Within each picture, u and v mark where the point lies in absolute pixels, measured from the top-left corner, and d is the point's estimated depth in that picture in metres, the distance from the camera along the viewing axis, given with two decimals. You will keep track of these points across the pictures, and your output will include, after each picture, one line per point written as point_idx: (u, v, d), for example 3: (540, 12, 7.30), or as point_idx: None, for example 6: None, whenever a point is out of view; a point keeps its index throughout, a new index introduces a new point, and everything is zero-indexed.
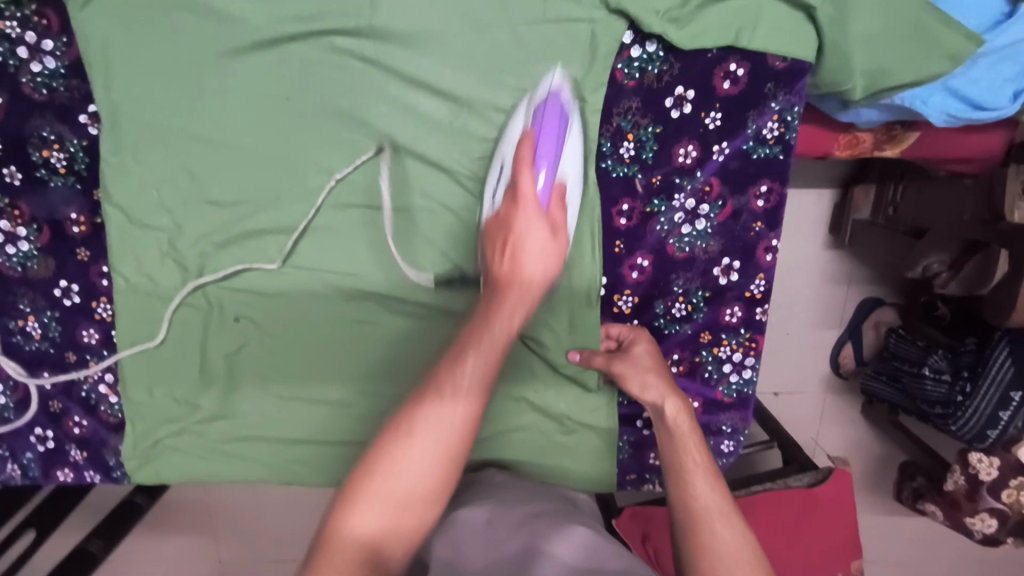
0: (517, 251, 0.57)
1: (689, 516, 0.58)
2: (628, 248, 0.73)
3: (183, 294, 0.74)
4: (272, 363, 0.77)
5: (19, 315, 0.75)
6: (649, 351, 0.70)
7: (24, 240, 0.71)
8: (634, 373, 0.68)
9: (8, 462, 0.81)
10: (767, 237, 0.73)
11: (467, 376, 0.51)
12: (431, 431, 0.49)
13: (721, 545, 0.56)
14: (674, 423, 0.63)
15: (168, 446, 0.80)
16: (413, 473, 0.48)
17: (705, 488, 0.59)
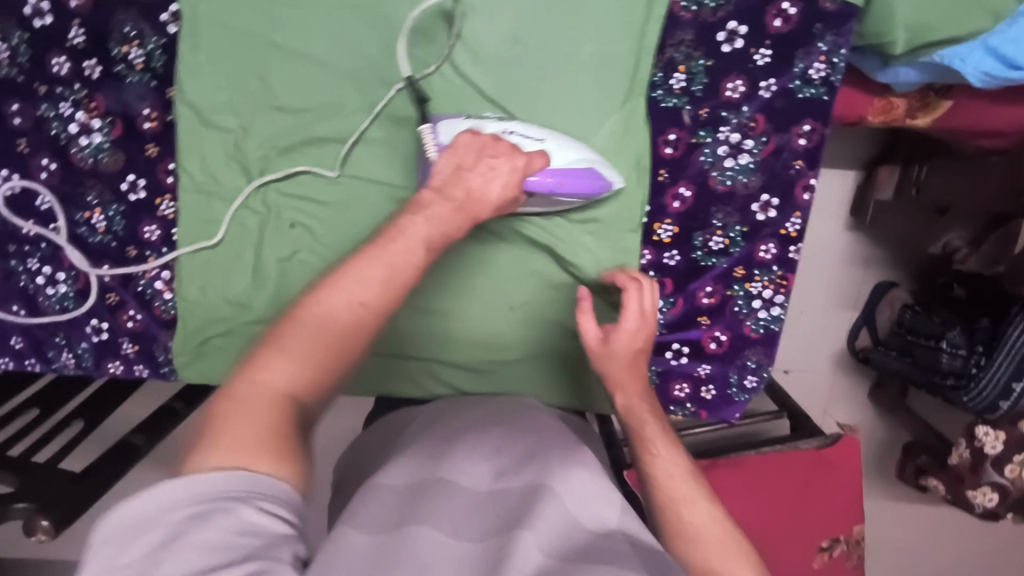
0: (467, 185, 0.59)
1: (659, 497, 0.64)
2: (673, 177, 0.76)
3: (244, 196, 0.77)
4: (322, 272, 0.80)
5: (86, 207, 0.78)
6: (625, 335, 0.69)
7: (98, 132, 0.75)
8: (615, 342, 0.70)
9: (64, 350, 0.85)
10: (806, 176, 0.76)
11: (356, 280, 0.50)
12: (296, 355, 0.47)
13: (692, 519, 0.61)
14: (634, 417, 0.68)
15: (216, 344, 0.84)
16: (246, 425, 0.44)
17: (671, 476, 0.64)
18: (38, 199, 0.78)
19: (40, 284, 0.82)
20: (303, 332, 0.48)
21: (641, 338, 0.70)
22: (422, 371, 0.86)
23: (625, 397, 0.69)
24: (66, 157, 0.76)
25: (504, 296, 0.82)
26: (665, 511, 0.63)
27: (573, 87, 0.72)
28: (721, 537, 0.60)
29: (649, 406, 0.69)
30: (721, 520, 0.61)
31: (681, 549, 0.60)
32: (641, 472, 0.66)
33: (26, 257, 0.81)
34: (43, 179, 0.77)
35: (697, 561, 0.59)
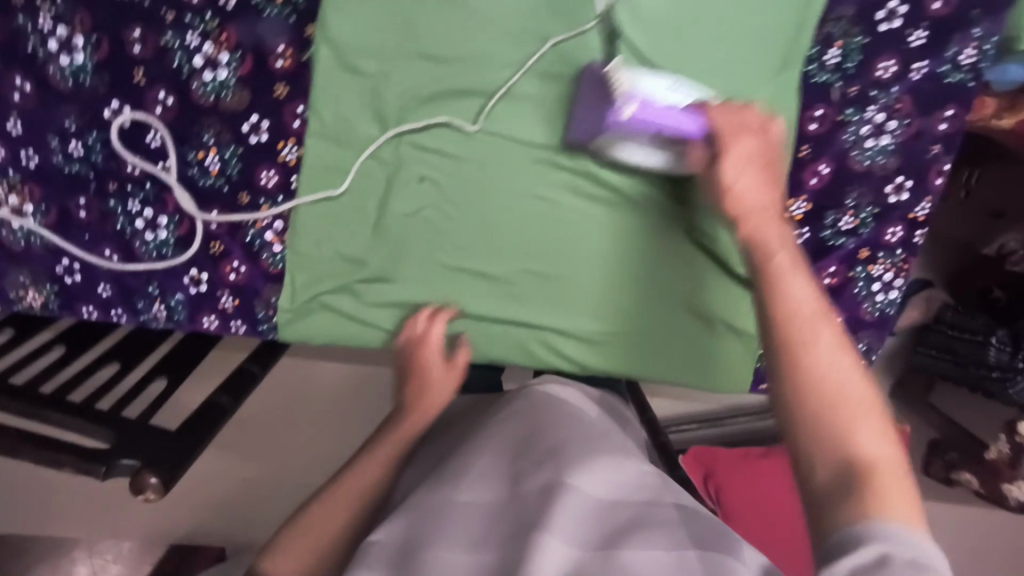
0: (738, 174, 0.60)
1: (800, 358, 0.49)
2: (814, 154, 0.76)
3: (377, 145, 0.74)
4: (445, 231, 0.77)
5: (201, 147, 0.73)
6: (755, 162, 0.61)
7: (226, 66, 0.70)
8: (745, 192, 0.59)
9: (155, 302, 0.80)
10: (942, 161, 0.76)
11: (440, 397, 0.76)
12: (380, 460, 0.71)
13: (828, 367, 0.49)
14: (775, 256, 0.54)
15: (326, 302, 0.80)
16: (329, 514, 0.68)
17: (817, 321, 0.50)
18: (149, 135, 0.72)
19: (138, 229, 0.76)
20: (380, 448, 0.72)
21: (756, 176, 0.60)
22: (533, 340, 0.83)
23: (748, 232, 0.56)
24: (186, 92, 0.71)
25: (626, 266, 0.81)
26: (791, 354, 0.50)
27: (731, 55, 0.71)
28: (860, 390, 0.48)
29: (790, 251, 0.54)
30: (859, 373, 0.49)
31: (805, 397, 0.48)
32: (764, 310, 0.52)
33: (126, 197, 0.75)
34: (157, 114, 0.72)
35: (823, 415, 0.48)
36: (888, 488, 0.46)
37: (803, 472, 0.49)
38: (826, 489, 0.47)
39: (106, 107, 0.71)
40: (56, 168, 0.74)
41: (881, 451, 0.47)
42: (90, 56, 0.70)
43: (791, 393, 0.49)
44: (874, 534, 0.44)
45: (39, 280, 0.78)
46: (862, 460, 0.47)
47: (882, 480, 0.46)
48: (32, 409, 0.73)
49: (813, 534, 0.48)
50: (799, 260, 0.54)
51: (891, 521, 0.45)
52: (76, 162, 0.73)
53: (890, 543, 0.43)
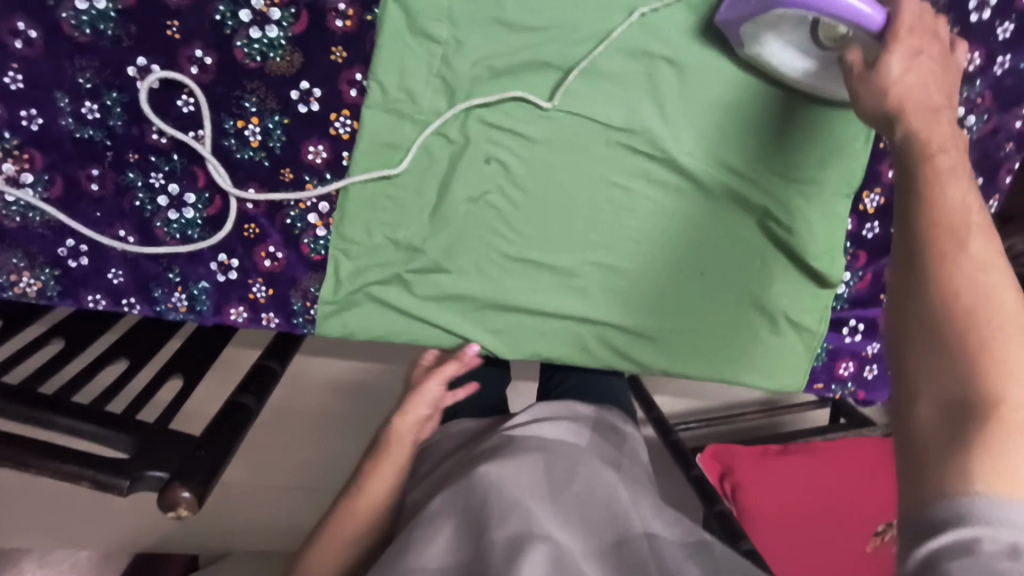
0: (920, 77, 0.53)
1: (946, 270, 0.45)
2: None
3: (443, 121, 0.67)
4: (510, 218, 0.71)
5: (241, 115, 0.65)
6: (931, 80, 0.54)
7: (276, 24, 0.62)
8: (916, 91, 0.53)
9: (175, 290, 0.70)
10: (1012, 159, 0.76)
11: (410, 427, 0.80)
12: (382, 475, 0.78)
13: (974, 283, 0.44)
14: (938, 158, 0.50)
15: (372, 294, 0.73)
16: (342, 536, 0.76)
17: (979, 246, 0.46)
18: (180, 98, 0.64)
19: (160, 206, 0.67)
20: (378, 478, 0.77)
21: (934, 85, 0.53)
22: (592, 335, 0.77)
23: (910, 129, 0.51)
24: (227, 50, 0.62)
25: (694, 259, 0.75)
26: (935, 256, 0.46)
27: None
28: (1010, 322, 0.43)
29: (960, 173, 0.49)
30: (1013, 309, 0.44)
31: (938, 303, 0.44)
32: (914, 205, 0.48)
33: (148, 170, 0.66)
34: (193, 74, 0.63)
35: (961, 330, 0.43)
36: (1022, 439, 0.40)
37: (906, 400, 0.44)
38: (933, 425, 0.42)
39: (131, 64, 0.62)
40: (64, 132, 0.63)
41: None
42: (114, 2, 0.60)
43: (922, 299, 0.45)
44: (975, 499, 0.39)
45: (36, 262, 0.67)
46: (997, 396, 0.41)
47: (1020, 428, 0.40)
48: (34, 411, 0.63)
49: (908, 475, 0.43)
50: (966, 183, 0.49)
51: (1010, 478, 0.39)
52: (90, 126, 0.64)
53: (995, 525, 0.38)
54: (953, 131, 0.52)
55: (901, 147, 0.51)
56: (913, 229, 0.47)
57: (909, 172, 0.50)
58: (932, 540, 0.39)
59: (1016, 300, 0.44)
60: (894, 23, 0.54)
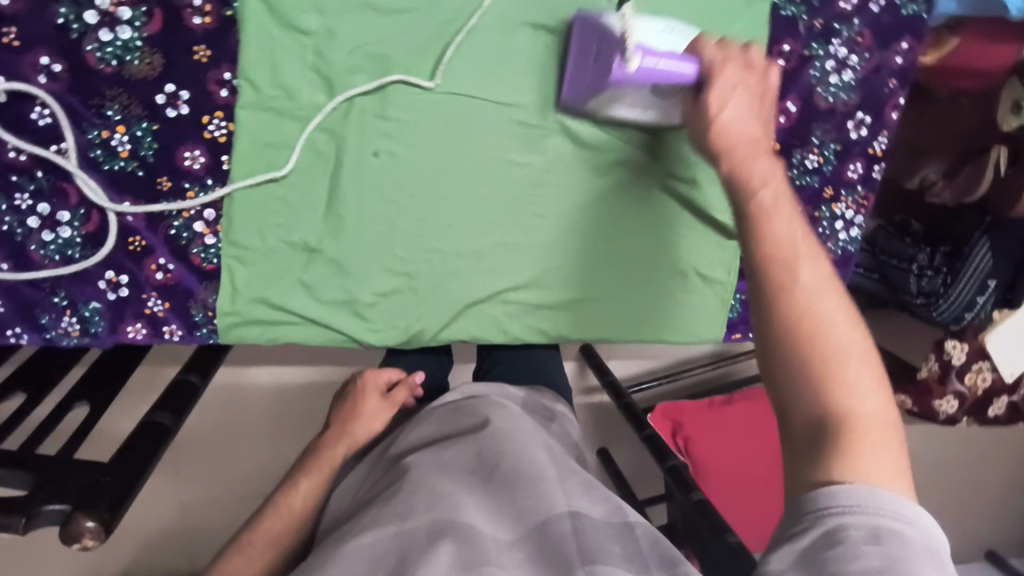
0: (735, 104, 0.56)
1: (787, 298, 0.49)
2: (782, 92, 0.76)
3: (324, 114, 0.65)
4: (407, 207, 0.70)
5: (105, 124, 0.62)
6: (753, 115, 0.57)
7: (128, 24, 0.59)
8: (732, 122, 0.56)
9: (64, 314, 0.67)
10: (897, 95, 0.78)
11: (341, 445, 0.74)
12: (304, 487, 0.71)
13: (812, 308, 0.49)
14: (764, 195, 0.53)
15: (270, 301, 0.70)
16: (262, 554, 0.66)
17: (816, 270, 0.50)
18: (33, 111, 0.60)
19: (32, 228, 0.63)
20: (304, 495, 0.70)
21: (749, 101, 0.57)
22: (502, 315, 0.77)
23: (731, 167, 0.55)
24: (77, 55, 0.59)
25: (600, 228, 0.76)
26: (779, 289, 0.50)
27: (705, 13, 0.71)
28: (848, 336, 0.48)
29: (782, 200, 0.54)
30: (847, 326, 0.49)
31: (785, 328, 0.48)
32: (750, 245, 0.52)
33: (12, 191, 0.62)
34: (42, 84, 0.59)
35: (807, 352, 0.47)
36: (872, 443, 0.45)
37: (780, 415, 0.49)
38: (804, 435, 0.47)
39: None
40: None
41: (868, 402, 0.46)
42: None
43: (774, 326, 0.49)
44: (839, 494, 0.43)
45: None
46: (847, 416, 0.46)
47: (868, 429, 0.45)
48: None
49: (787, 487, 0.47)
50: (791, 210, 0.53)
51: (867, 472, 0.44)
52: None
53: (858, 513, 0.42)
54: (778, 164, 0.56)
55: (727, 185, 0.55)
56: (754, 261, 0.51)
57: (745, 211, 0.53)
58: (807, 537, 0.43)
59: (852, 316, 0.49)
60: (707, 70, 0.57)
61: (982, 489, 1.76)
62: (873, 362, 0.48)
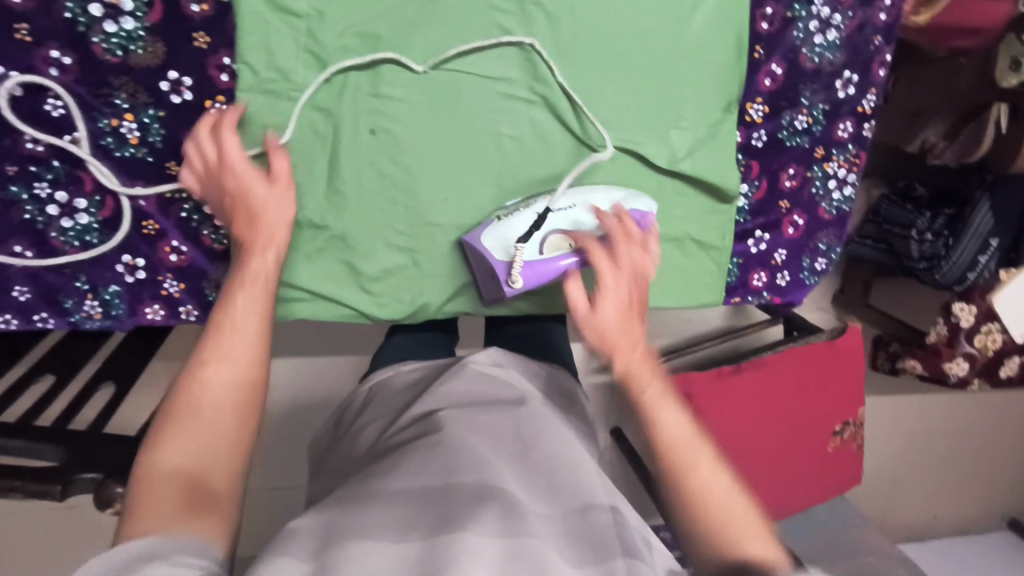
0: (603, 300, 0.64)
1: (683, 491, 0.58)
2: (767, 54, 0.77)
3: (314, 89, 0.68)
4: (405, 184, 0.73)
5: (114, 113, 0.65)
6: (621, 308, 0.65)
7: (131, 15, 0.62)
8: (613, 329, 0.64)
9: (86, 298, 0.70)
10: (882, 52, 0.80)
11: (267, 252, 0.62)
12: (248, 296, 0.60)
13: (703, 485, 0.58)
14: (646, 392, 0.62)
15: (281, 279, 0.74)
16: (225, 384, 0.56)
17: (682, 426, 0.60)
18: (47, 102, 0.63)
19: (52, 216, 0.67)
20: (246, 286, 0.61)
21: (619, 301, 0.65)
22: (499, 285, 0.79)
23: (624, 365, 0.63)
24: (84, 47, 0.62)
25: None
26: (677, 478, 0.58)
27: None
28: (714, 477, 0.58)
29: (657, 377, 0.64)
30: (732, 488, 0.58)
31: (710, 530, 0.56)
32: (652, 444, 0.61)
33: (31, 181, 0.65)
34: (53, 76, 0.62)
35: (725, 529, 0.56)
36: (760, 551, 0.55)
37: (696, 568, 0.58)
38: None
39: None
40: None
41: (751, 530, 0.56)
42: None
43: (675, 500, 0.58)
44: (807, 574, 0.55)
45: None
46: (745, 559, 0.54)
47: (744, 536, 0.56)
48: None
49: None
50: (658, 382, 0.63)
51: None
52: None
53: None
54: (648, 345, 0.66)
55: (620, 385, 0.63)
56: (656, 471, 0.60)
57: (654, 449, 0.61)
58: None
59: (724, 463, 0.59)
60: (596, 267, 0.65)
61: (999, 451, 1.76)
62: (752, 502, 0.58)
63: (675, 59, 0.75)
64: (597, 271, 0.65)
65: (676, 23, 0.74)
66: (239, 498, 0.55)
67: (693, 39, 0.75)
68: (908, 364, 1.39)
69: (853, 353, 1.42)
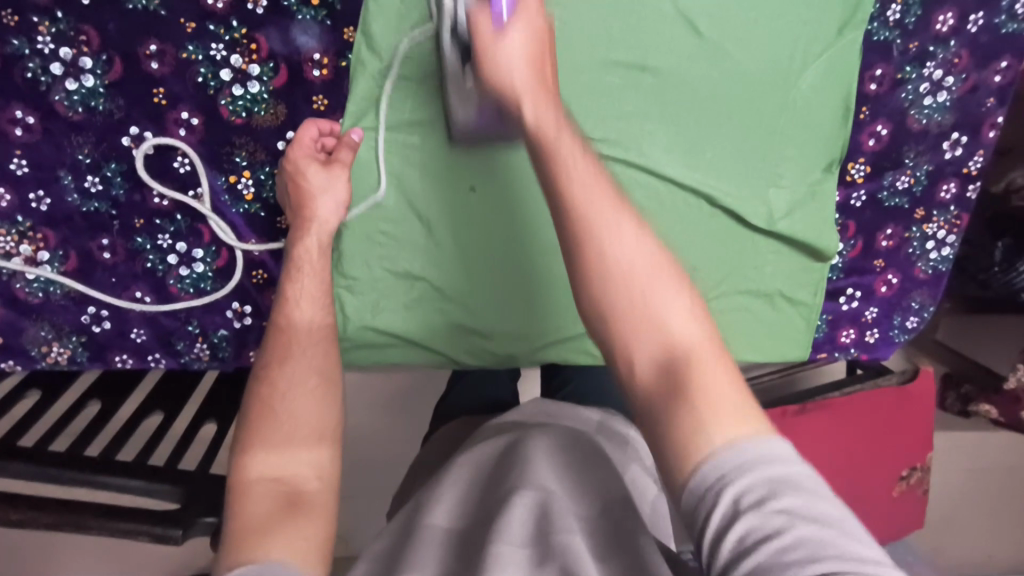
0: (498, 55, 0.55)
1: (592, 293, 0.48)
2: (873, 115, 0.76)
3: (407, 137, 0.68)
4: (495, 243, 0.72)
5: (233, 170, 0.67)
6: (524, 55, 0.55)
7: (257, 79, 0.64)
8: (509, 60, 0.55)
9: (197, 341, 0.73)
10: (995, 114, 0.77)
11: (303, 299, 0.61)
12: (309, 295, 0.61)
13: (626, 278, 0.47)
14: (544, 131, 0.52)
15: (376, 329, 0.73)
16: (304, 395, 0.57)
17: (578, 166, 0.50)
18: (175, 160, 0.66)
19: (171, 265, 0.70)
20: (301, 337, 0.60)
21: (531, 41, 0.56)
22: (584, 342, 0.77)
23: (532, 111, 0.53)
24: (212, 109, 0.65)
25: (688, 254, 0.77)
26: (593, 279, 0.48)
27: (795, 40, 0.71)
28: (590, 193, 0.49)
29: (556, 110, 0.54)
30: (649, 252, 0.48)
31: (611, 297, 0.47)
32: (578, 265, 0.48)
33: (155, 233, 0.69)
34: (182, 136, 0.65)
35: (624, 312, 0.47)
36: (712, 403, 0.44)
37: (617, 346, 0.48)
38: (649, 371, 0.46)
39: (125, 134, 0.64)
40: (72, 208, 0.66)
41: (667, 301, 0.47)
42: (101, 77, 0.62)
43: (577, 272, 0.49)
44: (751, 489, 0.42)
45: (63, 332, 0.70)
46: (659, 343, 0.46)
47: (633, 274, 0.47)
48: (84, 475, 0.65)
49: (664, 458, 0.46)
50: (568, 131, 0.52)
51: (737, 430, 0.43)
52: (94, 199, 0.66)
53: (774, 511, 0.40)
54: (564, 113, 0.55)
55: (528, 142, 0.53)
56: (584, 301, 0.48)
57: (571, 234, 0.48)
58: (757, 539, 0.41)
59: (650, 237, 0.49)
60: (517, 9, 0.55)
61: None
62: (688, 295, 0.48)
63: (778, 120, 0.74)
64: (476, 42, 0.56)
65: (783, 83, 0.73)
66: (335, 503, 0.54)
67: (799, 100, 0.73)
68: (982, 409, 1.34)
69: (925, 400, 1.37)
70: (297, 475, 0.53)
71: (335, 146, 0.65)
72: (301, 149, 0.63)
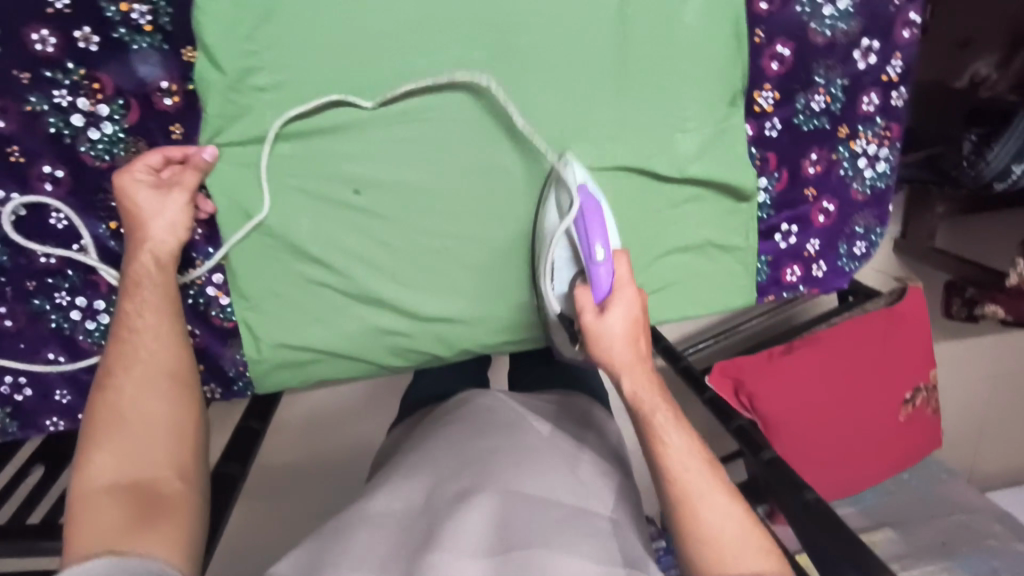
0: (601, 336, 0.58)
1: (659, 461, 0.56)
2: (769, 36, 0.71)
3: (273, 148, 0.65)
4: (392, 241, 0.69)
5: (111, 215, 0.66)
6: (625, 340, 0.58)
7: (109, 119, 0.62)
8: (612, 328, 0.58)
9: None
10: (906, 11, 0.72)
11: (138, 311, 0.60)
12: (152, 305, 0.60)
13: (680, 467, 0.56)
14: (642, 403, 0.57)
15: (291, 351, 0.71)
16: (154, 400, 0.57)
17: (679, 452, 0.56)
18: (51, 217, 0.65)
19: (76, 320, 0.69)
20: (141, 351, 0.58)
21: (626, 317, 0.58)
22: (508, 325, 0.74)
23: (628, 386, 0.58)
24: (73, 158, 0.63)
25: None
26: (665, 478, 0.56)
27: None
28: (684, 462, 0.56)
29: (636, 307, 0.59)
30: (692, 454, 0.57)
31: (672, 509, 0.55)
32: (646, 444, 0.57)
33: (51, 292, 0.67)
34: (49, 191, 0.64)
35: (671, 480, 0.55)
36: (707, 508, 0.54)
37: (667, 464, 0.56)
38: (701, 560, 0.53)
39: None
40: None
41: (704, 489, 0.55)
42: None
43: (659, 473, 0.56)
44: None
45: None
46: (710, 534, 0.53)
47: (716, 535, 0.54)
48: (22, 543, 0.65)
49: (678, 515, 0.55)
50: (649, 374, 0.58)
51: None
52: None
53: None
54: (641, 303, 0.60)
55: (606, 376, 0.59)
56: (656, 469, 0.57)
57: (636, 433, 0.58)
58: None
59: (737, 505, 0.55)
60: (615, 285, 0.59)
61: None
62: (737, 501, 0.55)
63: (666, 60, 0.69)
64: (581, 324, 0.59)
65: (663, 20, 0.68)
66: (200, 503, 0.56)
67: (686, 35, 0.69)
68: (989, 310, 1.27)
69: (916, 319, 1.32)
70: (157, 480, 0.54)
71: (178, 172, 0.63)
72: (128, 175, 0.61)
